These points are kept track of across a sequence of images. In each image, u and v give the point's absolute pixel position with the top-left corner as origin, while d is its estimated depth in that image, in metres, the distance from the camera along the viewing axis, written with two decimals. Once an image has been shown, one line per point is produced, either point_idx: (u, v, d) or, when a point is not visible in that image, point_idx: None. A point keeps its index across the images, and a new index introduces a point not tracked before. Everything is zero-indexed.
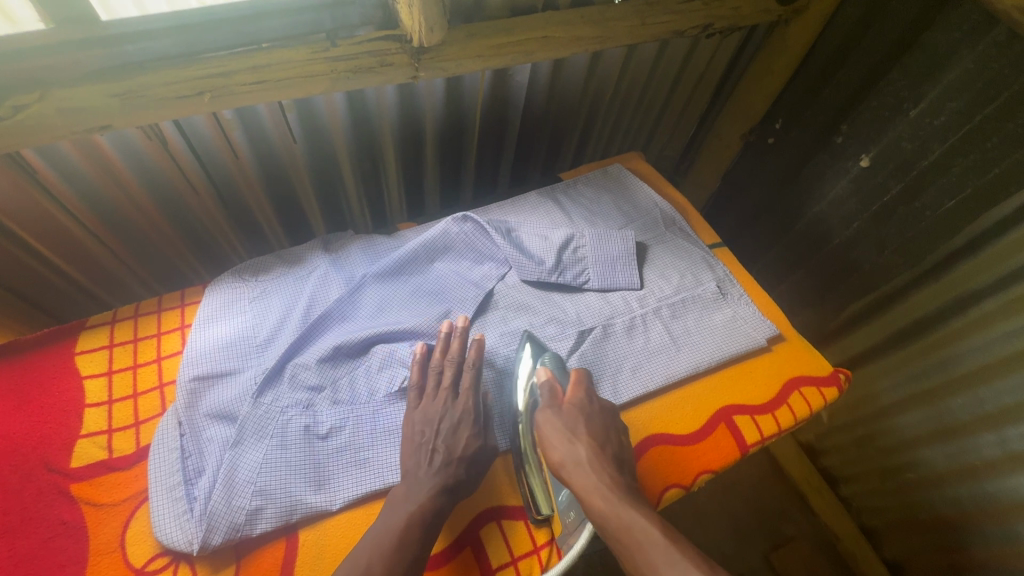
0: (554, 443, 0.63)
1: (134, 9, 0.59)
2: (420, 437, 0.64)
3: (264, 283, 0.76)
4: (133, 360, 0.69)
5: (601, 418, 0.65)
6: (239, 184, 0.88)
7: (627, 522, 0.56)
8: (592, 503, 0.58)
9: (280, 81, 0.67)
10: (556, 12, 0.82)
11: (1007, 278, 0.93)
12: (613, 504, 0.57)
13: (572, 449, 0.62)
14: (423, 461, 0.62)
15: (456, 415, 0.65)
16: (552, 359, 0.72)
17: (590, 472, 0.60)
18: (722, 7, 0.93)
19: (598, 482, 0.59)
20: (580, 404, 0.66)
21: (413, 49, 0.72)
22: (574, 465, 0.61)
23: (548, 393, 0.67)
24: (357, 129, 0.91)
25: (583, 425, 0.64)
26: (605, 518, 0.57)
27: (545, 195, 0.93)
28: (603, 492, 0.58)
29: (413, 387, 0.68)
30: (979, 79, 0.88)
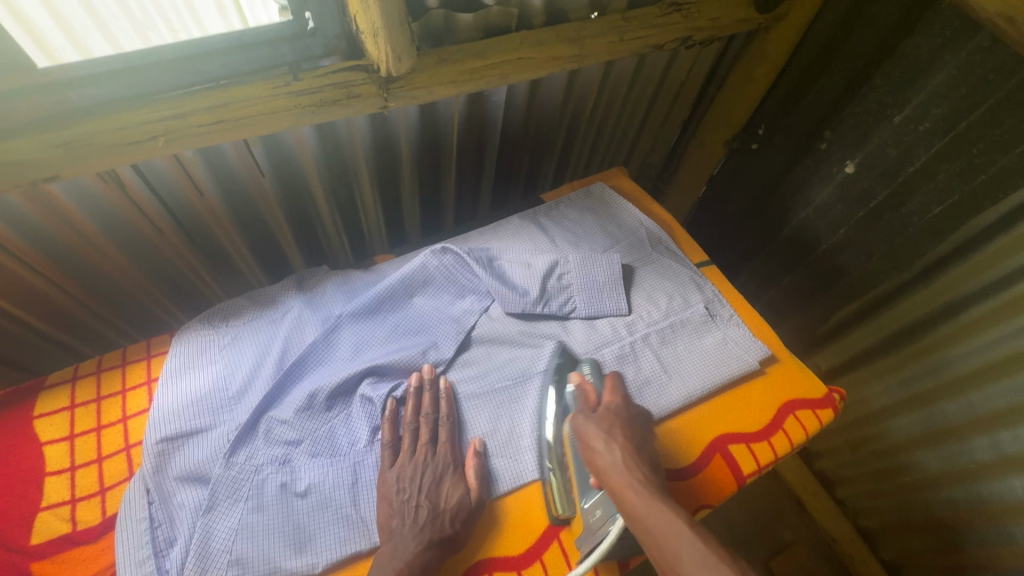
0: (591, 442, 0.63)
1: (109, 48, 0.58)
2: (401, 493, 0.60)
3: (235, 329, 0.72)
4: (97, 421, 0.65)
5: (635, 426, 0.66)
6: (207, 221, 0.85)
7: (657, 517, 0.54)
8: (625, 497, 0.57)
9: (239, 120, 0.64)
10: (530, 31, 0.80)
11: (996, 284, 0.92)
12: (646, 500, 0.56)
13: (608, 448, 0.62)
14: (407, 517, 0.59)
15: (438, 468, 0.63)
16: (592, 368, 0.74)
17: (624, 472, 0.59)
18: (700, 18, 0.91)
19: (632, 478, 0.59)
20: (616, 409, 0.67)
21: (381, 78, 0.69)
22: (610, 465, 0.61)
23: (582, 398, 0.69)
24: (329, 158, 0.87)
25: (620, 429, 0.64)
26: (637, 512, 0.55)
27: (527, 219, 0.90)
28: (637, 487, 0.57)
29: (387, 444, 0.65)
30: (963, 85, 0.87)
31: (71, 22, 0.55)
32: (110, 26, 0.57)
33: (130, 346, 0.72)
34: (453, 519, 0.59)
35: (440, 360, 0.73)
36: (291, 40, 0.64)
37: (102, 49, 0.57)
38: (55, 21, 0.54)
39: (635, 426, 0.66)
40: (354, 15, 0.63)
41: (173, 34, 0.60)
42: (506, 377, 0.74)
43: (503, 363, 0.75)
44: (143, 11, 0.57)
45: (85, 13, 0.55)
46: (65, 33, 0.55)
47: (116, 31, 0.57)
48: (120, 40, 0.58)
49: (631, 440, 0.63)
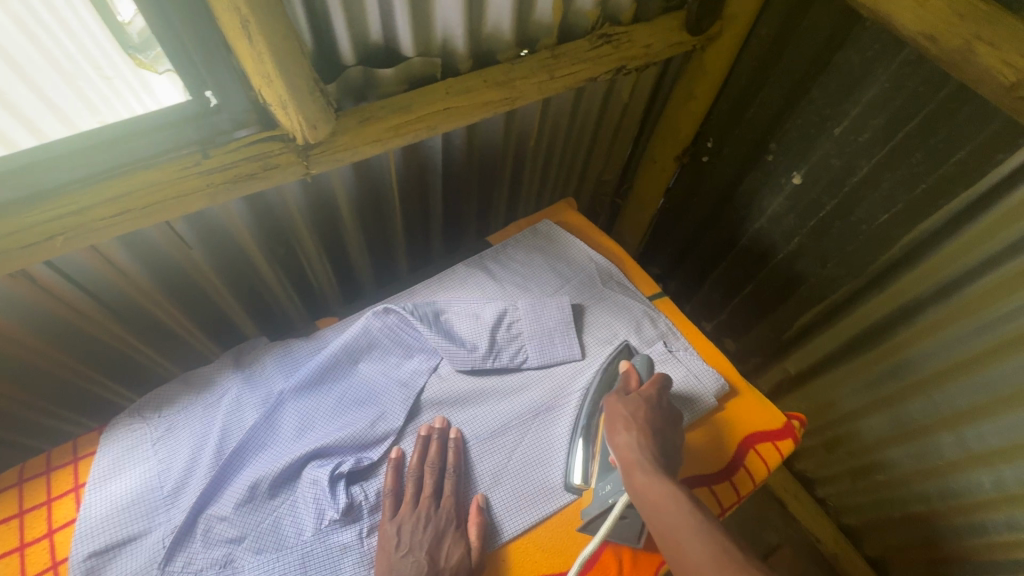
0: (614, 420, 0.65)
1: (60, 126, 0.58)
2: (398, 548, 0.60)
3: (169, 419, 0.69)
4: (21, 538, 0.61)
5: (663, 415, 0.66)
6: (135, 297, 0.80)
7: (658, 496, 0.56)
8: (633, 475, 0.59)
9: (148, 207, 0.60)
10: (456, 79, 0.77)
11: (946, 287, 0.93)
12: (651, 480, 0.57)
13: (626, 428, 0.63)
14: (405, 571, 0.58)
15: (440, 524, 0.63)
16: (643, 358, 0.75)
17: (635, 452, 0.61)
18: (632, 47, 0.89)
19: (644, 459, 0.60)
20: (649, 395, 0.67)
21: (299, 147, 0.66)
22: (626, 444, 0.62)
23: (622, 382, 0.69)
24: (262, 221, 0.84)
25: (644, 412, 0.65)
26: (640, 488, 0.57)
27: (473, 265, 0.88)
28: (646, 467, 0.59)
29: (389, 495, 0.65)
30: (896, 97, 0.86)
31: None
32: (44, 86, 0.56)
33: (62, 444, 0.69)
34: None
35: (390, 430, 0.70)
36: (192, 119, 0.61)
37: (51, 124, 0.57)
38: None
39: (662, 413, 0.66)
40: (259, 89, 0.59)
41: (106, 82, 0.60)
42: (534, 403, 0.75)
43: (456, 424, 0.73)
44: (70, 60, 0.57)
45: (15, 75, 0.54)
46: (8, 111, 0.55)
47: (53, 92, 0.57)
48: (62, 105, 0.58)
49: (650, 426, 0.64)
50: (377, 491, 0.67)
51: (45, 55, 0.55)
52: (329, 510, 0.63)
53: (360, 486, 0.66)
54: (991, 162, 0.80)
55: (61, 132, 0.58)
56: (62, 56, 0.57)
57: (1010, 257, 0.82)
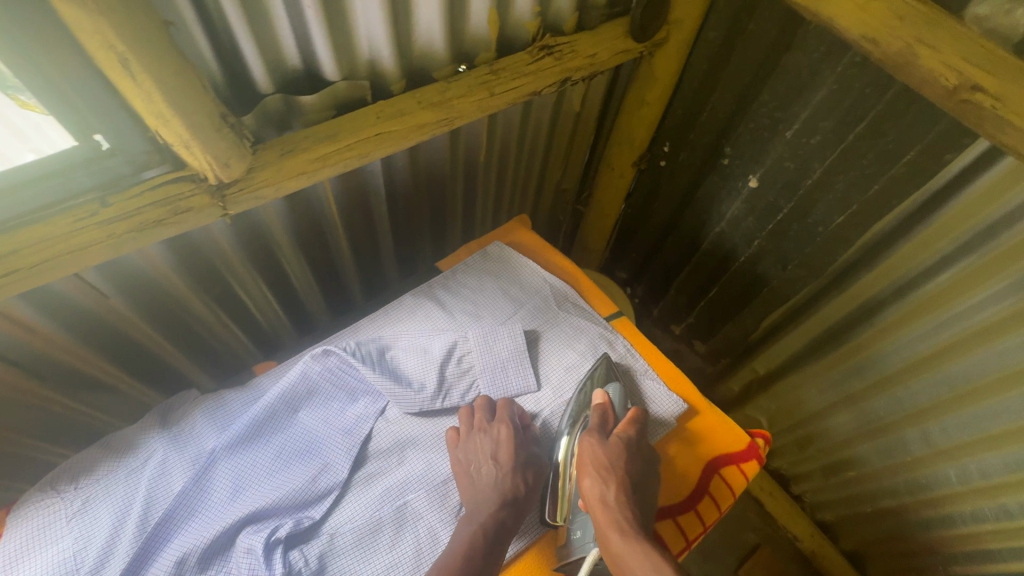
0: (589, 470, 0.66)
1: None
2: (467, 464, 0.67)
3: (87, 490, 0.63)
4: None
5: (641, 461, 0.67)
6: (51, 352, 0.74)
7: (636, 558, 0.58)
8: (609, 536, 0.60)
9: (38, 265, 0.54)
10: (386, 101, 0.73)
11: (904, 287, 0.92)
12: (629, 541, 0.59)
13: (602, 480, 0.65)
14: (475, 476, 0.66)
15: (496, 435, 0.69)
16: (618, 389, 0.74)
17: (611, 508, 0.62)
18: (575, 57, 0.86)
19: (619, 517, 0.62)
20: (628, 439, 0.68)
21: (211, 186, 0.61)
22: (601, 499, 0.64)
23: (600, 421, 0.70)
24: (189, 262, 0.78)
25: (622, 460, 0.66)
26: (617, 553, 0.59)
27: (421, 295, 0.83)
28: (623, 526, 0.61)
29: (451, 429, 0.71)
30: (845, 99, 0.85)
31: None
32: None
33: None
34: (519, 482, 0.68)
35: (334, 483, 0.66)
36: (84, 165, 0.56)
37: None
38: None
39: (639, 459, 0.67)
40: (156, 129, 0.54)
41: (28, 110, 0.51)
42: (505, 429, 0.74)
43: (422, 467, 0.69)
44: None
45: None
46: None
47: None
48: None
49: (628, 476, 0.65)
50: (320, 552, 0.61)
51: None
52: None
53: (300, 549, 0.61)
54: (940, 162, 0.78)
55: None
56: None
57: (963, 256, 0.81)
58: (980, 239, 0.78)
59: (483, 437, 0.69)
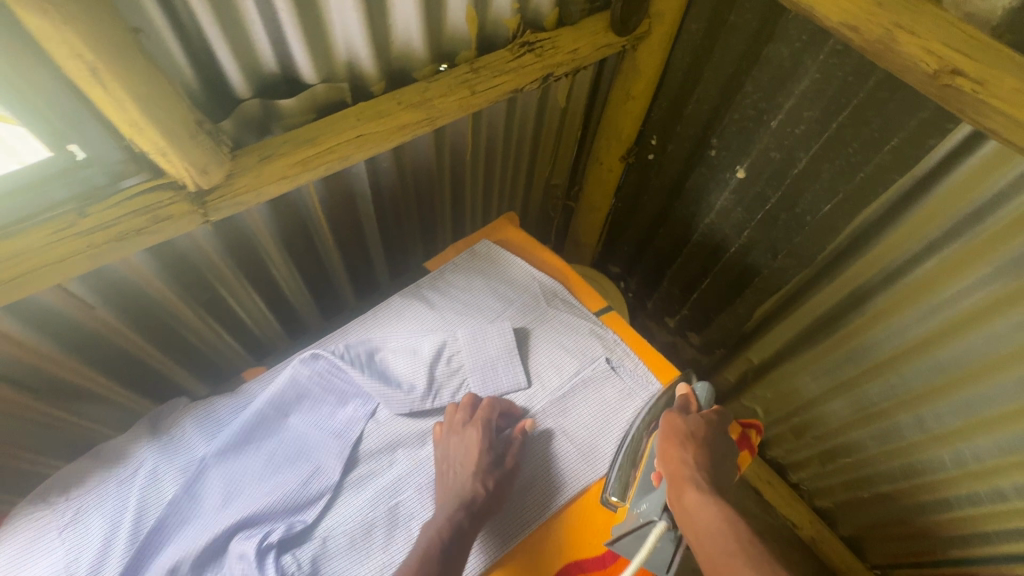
0: (670, 435, 0.67)
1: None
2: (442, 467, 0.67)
3: (76, 502, 0.63)
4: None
5: (718, 442, 0.68)
6: (37, 364, 0.73)
7: (712, 517, 0.56)
8: (683, 492, 0.60)
9: (18, 278, 0.54)
10: (367, 103, 0.72)
11: (892, 274, 0.92)
12: (701, 497, 0.59)
13: (682, 445, 0.65)
14: (446, 486, 0.66)
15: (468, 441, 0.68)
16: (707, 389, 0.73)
17: (688, 467, 0.62)
18: (556, 53, 0.85)
19: (695, 475, 0.61)
20: (711, 420, 0.69)
21: (191, 194, 0.60)
22: (678, 459, 0.64)
23: (685, 402, 0.71)
24: (174, 270, 0.78)
25: (705, 434, 0.67)
26: (688, 506, 0.58)
27: (409, 296, 0.83)
28: (697, 484, 0.60)
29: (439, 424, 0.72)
30: (828, 88, 0.84)
31: None
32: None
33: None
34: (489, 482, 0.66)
35: (326, 487, 0.66)
36: (60, 176, 0.55)
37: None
38: None
39: (720, 438, 0.68)
40: (130, 137, 0.53)
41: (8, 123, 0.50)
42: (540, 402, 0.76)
43: (414, 469, 0.69)
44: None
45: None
46: None
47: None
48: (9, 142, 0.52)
49: (707, 447, 0.66)
50: (313, 556, 0.62)
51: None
52: None
53: (292, 554, 0.61)
54: (923, 148, 0.78)
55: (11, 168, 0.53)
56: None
57: (950, 241, 0.82)
58: (966, 224, 0.79)
59: (458, 438, 0.69)
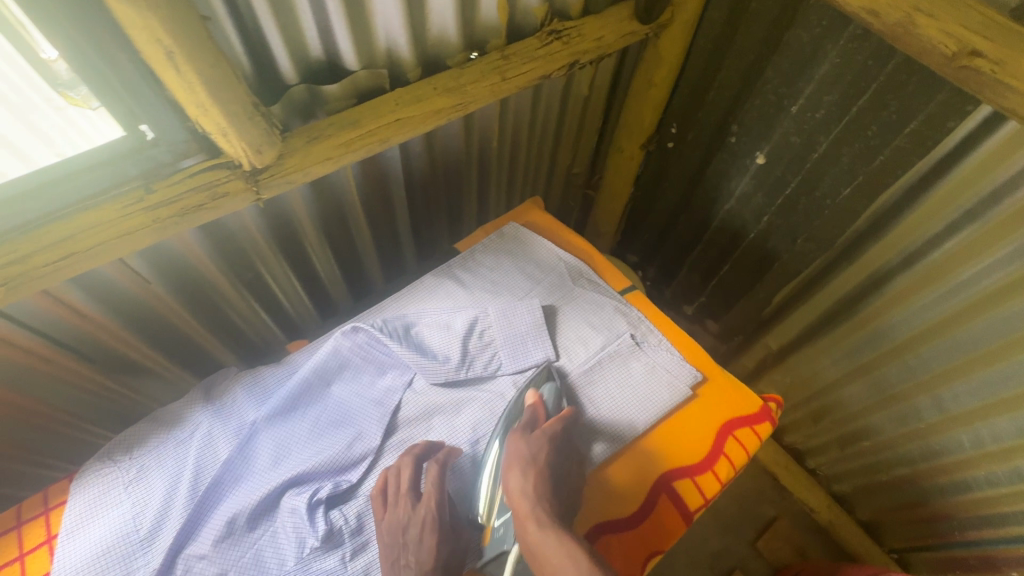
0: (511, 463, 0.66)
1: (19, 163, 0.55)
2: (389, 550, 0.61)
3: (139, 460, 0.68)
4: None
5: (561, 454, 0.67)
6: (98, 335, 0.79)
7: (554, 551, 0.57)
8: (526, 529, 0.60)
9: (92, 250, 0.58)
10: (405, 88, 0.76)
11: (911, 256, 0.94)
12: (544, 533, 0.59)
13: (523, 474, 0.64)
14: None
15: (412, 524, 0.62)
16: (553, 389, 0.74)
17: (528, 500, 0.62)
18: (583, 40, 0.88)
19: (537, 509, 0.61)
20: (551, 433, 0.68)
21: (246, 172, 0.65)
22: (520, 493, 0.63)
23: (530, 417, 0.70)
24: (222, 249, 0.82)
25: (541, 455, 0.65)
26: (533, 548, 0.59)
27: (441, 274, 0.87)
28: (541, 519, 0.60)
29: (376, 496, 0.65)
30: (848, 72, 0.86)
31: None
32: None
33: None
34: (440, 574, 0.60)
35: (367, 450, 0.70)
36: (128, 155, 0.59)
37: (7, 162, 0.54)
38: None
39: (559, 454, 0.67)
40: (195, 120, 0.58)
41: (62, 115, 0.55)
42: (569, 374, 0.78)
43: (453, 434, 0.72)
44: (17, 95, 0.52)
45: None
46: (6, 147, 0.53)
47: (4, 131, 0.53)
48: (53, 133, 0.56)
49: (548, 468, 0.65)
50: (358, 513, 0.66)
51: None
52: (309, 538, 0.62)
53: (340, 510, 0.66)
54: (942, 130, 0.80)
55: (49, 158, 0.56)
56: (9, 92, 0.51)
57: (969, 222, 0.83)
58: (984, 205, 0.80)
59: (404, 515, 0.63)
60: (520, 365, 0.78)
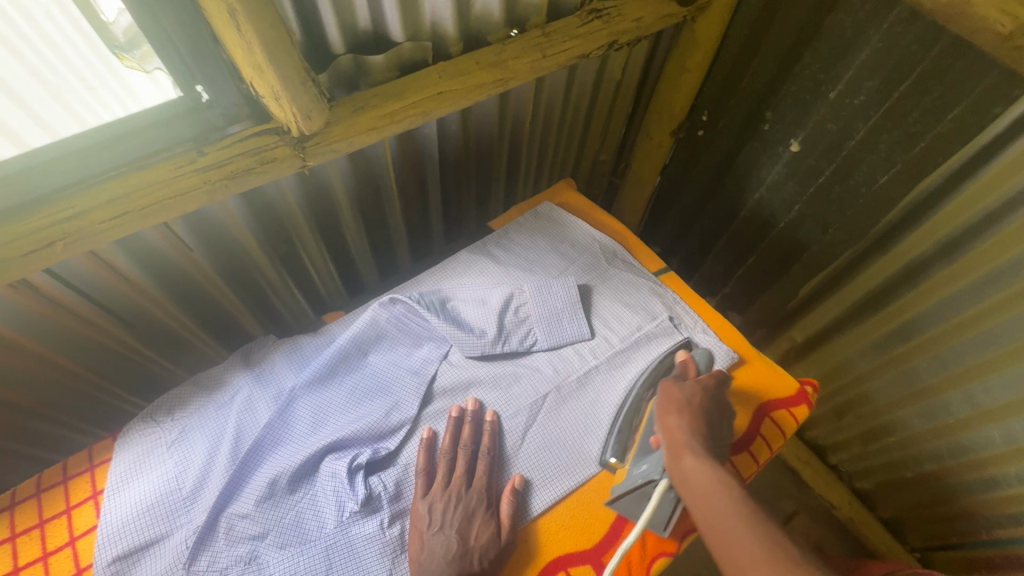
0: (666, 401, 0.64)
1: (38, 129, 0.56)
2: (424, 523, 0.62)
3: (182, 421, 0.69)
4: (15, 561, 0.60)
5: (716, 405, 0.66)
6: (138, 301, 0.80)
7: (709, 479, 0.54)
8: (681, 456, 0.58)
9: (146, 209, 0.60)
10: (447, 62, 0.76)
11: (949, 245, 0.91)
12: (700, 464, 0.56)
13: (680, 412, 0.62)
14: (438, 548, 0.59)
15: (470, 503, 0.63)
16: (707, 356, 0.73)
17: (687, 435, 0.59)
18: (622, 20, 0.88)
19: (694, 442, 0.58)
20: (706, 385, 0.67)
21: (293, 139, 0.65)
22: (677, 427, 0.61)
23: (682, 370, 0.71)
24: (261, 219, 0.83)
25: (701, 398, 0.65)
26: (687, 470, 0.56)
27: (476, 251, 0.87)
28: (697, 451, 0.57)
29: (421, 473, 0.66)
30: (890, 57, 0.84)
31: (16, 89, 0.53)
32: (29, 102, 0.54)
33: (45, 471, 0.67)
34: (481, 557, 0.59)
35: (405, 418, 0.70)
36: (184, 115, 0.61)
37: (32, 134, 0.56)
38: (13, 101, 0.53)
39: (716, 403, 0.66)
40: (250, 81, 0.59)
41: (93, 93, 0.58)
42: (605, 352, 0.77)
43: (490, 405, 0.72)
44: (54, 74, 0.55)
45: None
46: (22, 110, 0.54)
47: (30, 98, 0.54)
48: (81, 104, 0.58)
49: (704, 412, 0.64)
50: (396, 480, 0.66)
51: (26, 68, 0.53)
52: (349, 502, 0.63)
53: (379, 476, 0.66)
54: (988, 116, 0.78)
55: (72, 128, 0.58)
56: (46, 70, 0.54)
57: (1012, 212, 0.81)
58: None
59: (459, 490, 0.64)
60: (554, 341, 0.77)
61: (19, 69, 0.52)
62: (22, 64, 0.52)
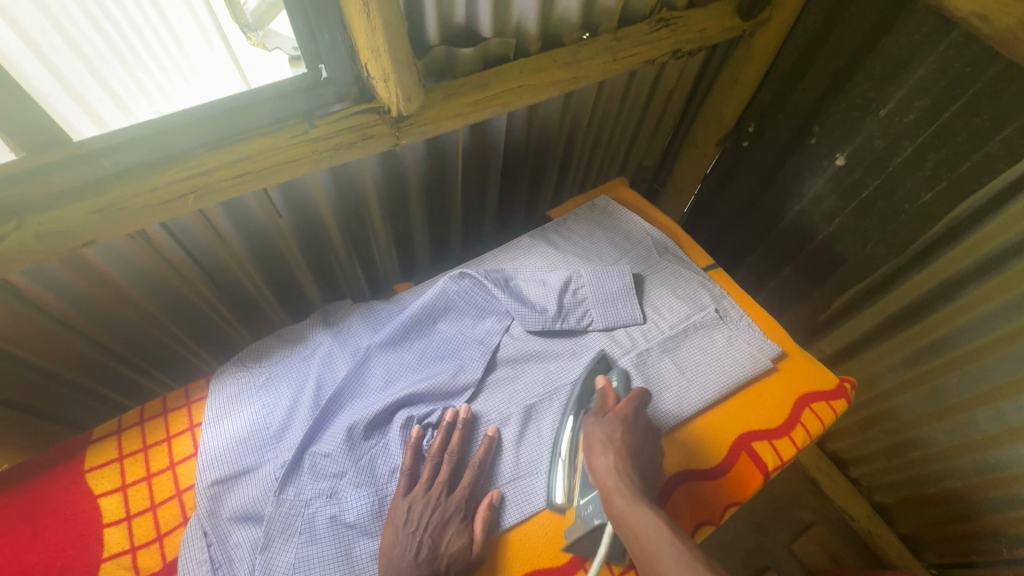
0: (592, 444, 0.65)
1: (119, 112, 0.62)
2: (405, 522, 0.62)
3: (269, 369, 0.75)
4: (121, 479, 0.67)
5: (639, 433, 0.67)
6: (227, 261, 0.86)
7: (640, 522, 0.56)
8: (612, 500, 0.59)
9: (262, 171, 0.68)
10: (529, 58, 0.83)
11: (988, 263, 0.92)
12: (631, 505, 0.58)
13: (605, 452, 0.64)
14: (409, 549, 0.60)
15: (447, 509, 0.64)
16: (623, 376, 0.75)
17: (613, 474, 0.61)
18: (688, 32, 0.94)
19: (620, 483, 0.60)
20: (626, 414, 0.68)
21: (392, 119, 0.72)
22: (605, 469, 0.62)
23: (601, 402, 0.70)
24: (343, 194, 0.90)
25: (620, 433, 0.65)
26: (620, 516, 0.58)
27: (536, 237, 0.93)
28: (624, 491, 0.60)
29: (405, 474, 0.67)
30: (943, 78, 0.87)
31: (100, 69, 0.58)
32: (109, 79, 0.59)
33: (146, 404, 0.74)
34: (450, 567, 0.60)
35: (470, 380, 0.76)
36: (305, 90, 0.69)
37: (110, 111, 0.61)
38: (98, 81, 0.59)
39: (638, 433, 0.67)
40: (367, 63, 0.66)
41: (167, 80, 0.63)
42: (656, 336, 0.82)
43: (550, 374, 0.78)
44: (133, 55, 0.59)
45: (80, 64, 0.56)
46: (106, 92, 0.60)
47: (113, 82, 0.60)
48: (156, 90, 0.63)
49: (627, 444, 0.65)
50: None
51: (112, 51, 0.58)
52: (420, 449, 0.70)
53: None
54: None
55: (149, 112, 0.63)
56: (128, 54, 0.59)
57: None
58: None
59: (441, 494, 0.65)
60: (609, 322, 0.83)
61: (107, 54, 0.58)
62: (111, 49, 0.58)
